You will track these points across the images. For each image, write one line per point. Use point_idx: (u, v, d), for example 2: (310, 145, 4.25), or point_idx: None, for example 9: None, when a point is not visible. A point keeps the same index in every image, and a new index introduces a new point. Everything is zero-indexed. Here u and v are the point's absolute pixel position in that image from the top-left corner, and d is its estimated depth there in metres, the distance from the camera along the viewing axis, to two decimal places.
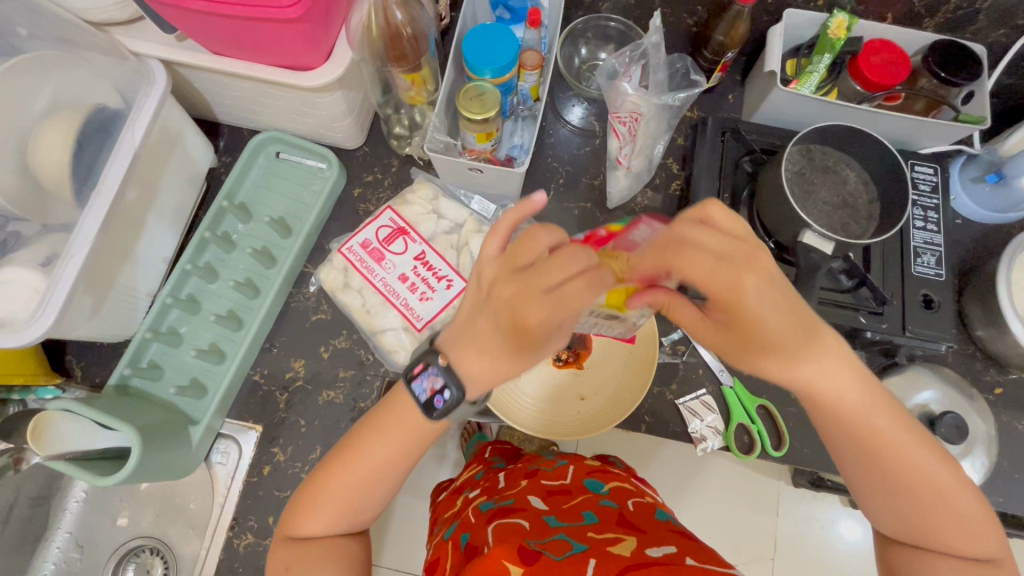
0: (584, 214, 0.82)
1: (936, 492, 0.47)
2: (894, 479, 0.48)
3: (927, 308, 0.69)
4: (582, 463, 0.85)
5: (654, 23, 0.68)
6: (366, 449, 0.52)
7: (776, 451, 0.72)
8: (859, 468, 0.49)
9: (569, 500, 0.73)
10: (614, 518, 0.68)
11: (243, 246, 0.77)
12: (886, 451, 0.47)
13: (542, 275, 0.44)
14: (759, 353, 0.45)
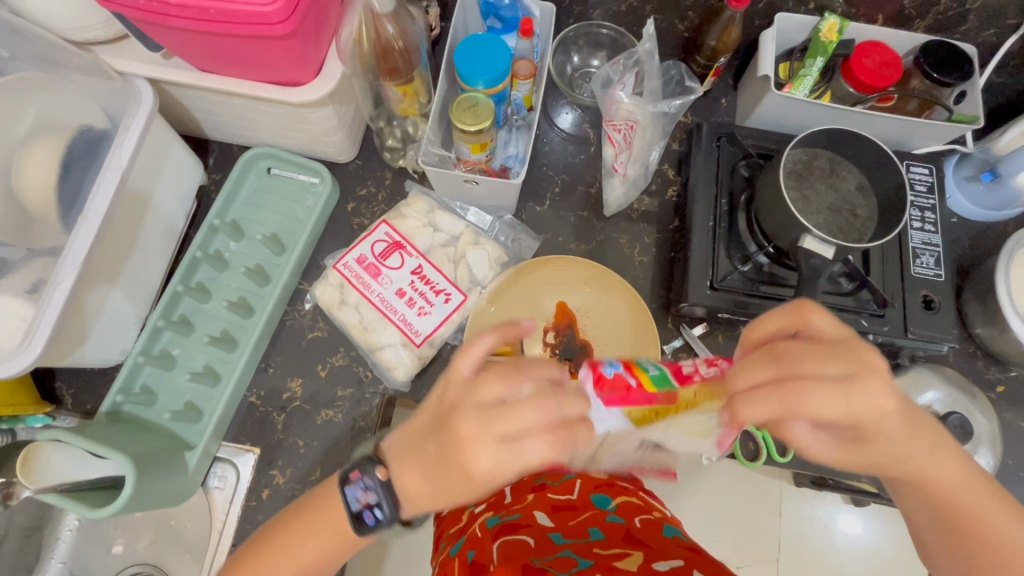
0: (581, 222, 0.81)
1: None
2: (972, 542, 0.51)
3: (928, 309, 0.69)
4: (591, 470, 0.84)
5: (648, 31, 0.69)
6: (298, 542, 0.53)
7: (782, 457, 0.71)
8: (944, 527, 0.52)
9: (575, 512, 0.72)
10: (622, 533, 0.66)
11: (236, 264, 0.76)
12: (966, 516, 0.50)
13: (506, 420, 0.43)
14: (868, 453, 0.48)
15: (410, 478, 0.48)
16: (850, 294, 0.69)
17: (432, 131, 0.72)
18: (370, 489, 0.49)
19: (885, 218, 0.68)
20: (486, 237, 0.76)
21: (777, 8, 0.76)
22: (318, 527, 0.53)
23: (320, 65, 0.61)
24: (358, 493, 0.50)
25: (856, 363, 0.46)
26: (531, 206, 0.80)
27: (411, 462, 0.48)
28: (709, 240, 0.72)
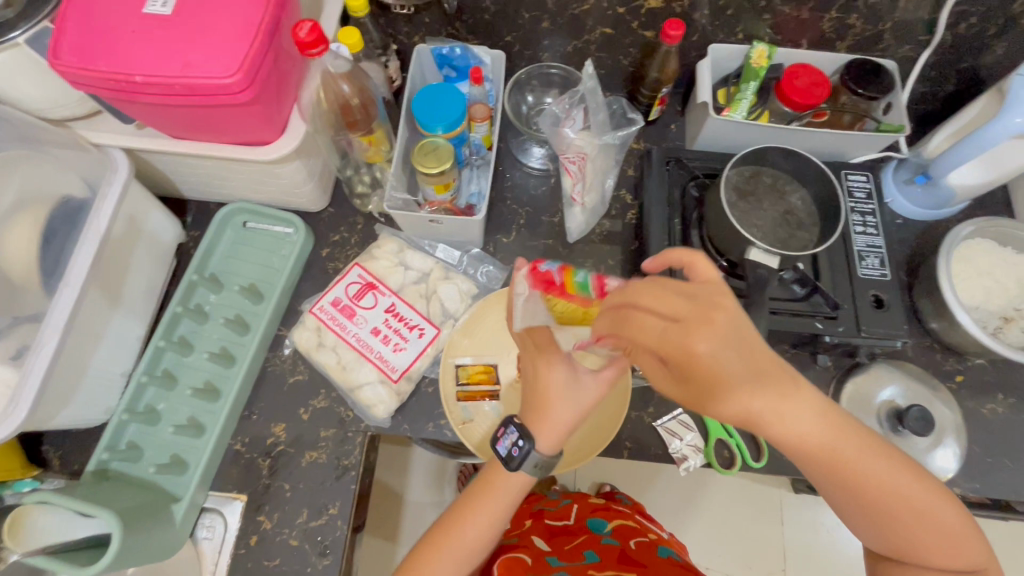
0: (547, 250, 0.84)
1: (913, 515, 0.50)
2: (876, 505, 0.50)
3: (878, 308, 0.72)
4: (586, 503, 1.10)
5: (586, 70, 0.73)
6: (464, 530, 0.63)
7: (757, 462, 0.73)
8: (851, 497, 0.51)
9: (573, 542, 0.95)
10: (615, 556, 0.89)
11: (216, 316, 0.78)
12: (862, 485, 0.49)
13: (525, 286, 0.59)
14: (721, 410, 0.43)
15: (531, 414, 0.60)
16: (804, 299, 0.72)
17: (395, 177, 0.75)
18: (523, 445, 0.60)
19: (826, 225, 0.72)
20: (456, 272, 0.79)
21: (710, 40, 0.82)
22: (503, 501, 0.64)
23: (284, 124, 0.66)
24: (509, 439, 0.61)
25: (686, 364, 0.40)
26: (498, 239, 0.84)
27: (529, 407, 0.61)
28: None
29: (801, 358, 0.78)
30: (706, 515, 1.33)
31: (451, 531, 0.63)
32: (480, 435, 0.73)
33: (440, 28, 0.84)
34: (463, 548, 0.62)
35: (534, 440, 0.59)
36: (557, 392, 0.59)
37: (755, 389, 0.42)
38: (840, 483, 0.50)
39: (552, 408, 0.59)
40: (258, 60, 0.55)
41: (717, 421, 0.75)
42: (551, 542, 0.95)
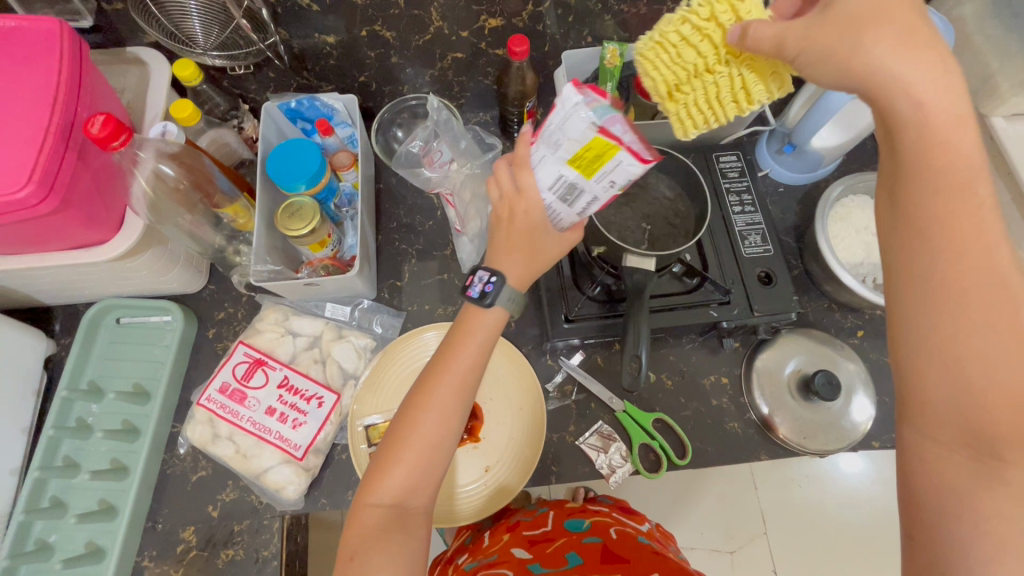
0: (444, 284, 0.82)
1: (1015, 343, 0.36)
2: (963, 337, 0.37)
3: (766, 285, 0.73)
4: (562, 505, 0.95)
5: (434, 103, 0.74)
6: (435, 389, 0.52)
7: (681, 460, 0.73)
8: (938, 315, 0.38)
9: (553, 544, 0.84)
10: (598, 555, 0.79)
11: (100, 427, 0.73)
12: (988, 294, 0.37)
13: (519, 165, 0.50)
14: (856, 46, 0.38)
15: (507, 260, 0.56)
16: (695, 290, 0.73)
17: (260, 249, 0.70)
18: (495, 281, 0.54)
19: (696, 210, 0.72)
20: (349, 329, 0.77)
21: (562, 47, 0.81)
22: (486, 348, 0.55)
23: (120, 219, 0.62)
24: (480, 281, 0.55)
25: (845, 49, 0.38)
26: (392, 283, 0.82)
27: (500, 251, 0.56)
28: (556, 274, 0.74)
29: (708, 343, 0.79)
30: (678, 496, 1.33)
31: (434, 384, 0.53)
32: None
33: (289, 79, 0.81)
34: (452, 394, 0.52)
35: (505, 276, 0.55)
36: (534, 238, 0.54)
37: (918, 79, 0.38)
38: (946, 284, 0.38)
39: (541, 261, 0.56)
40: (52, 165, 0.51)
41: (638, 426, 0.74)
42: (531, 547, 0.84)
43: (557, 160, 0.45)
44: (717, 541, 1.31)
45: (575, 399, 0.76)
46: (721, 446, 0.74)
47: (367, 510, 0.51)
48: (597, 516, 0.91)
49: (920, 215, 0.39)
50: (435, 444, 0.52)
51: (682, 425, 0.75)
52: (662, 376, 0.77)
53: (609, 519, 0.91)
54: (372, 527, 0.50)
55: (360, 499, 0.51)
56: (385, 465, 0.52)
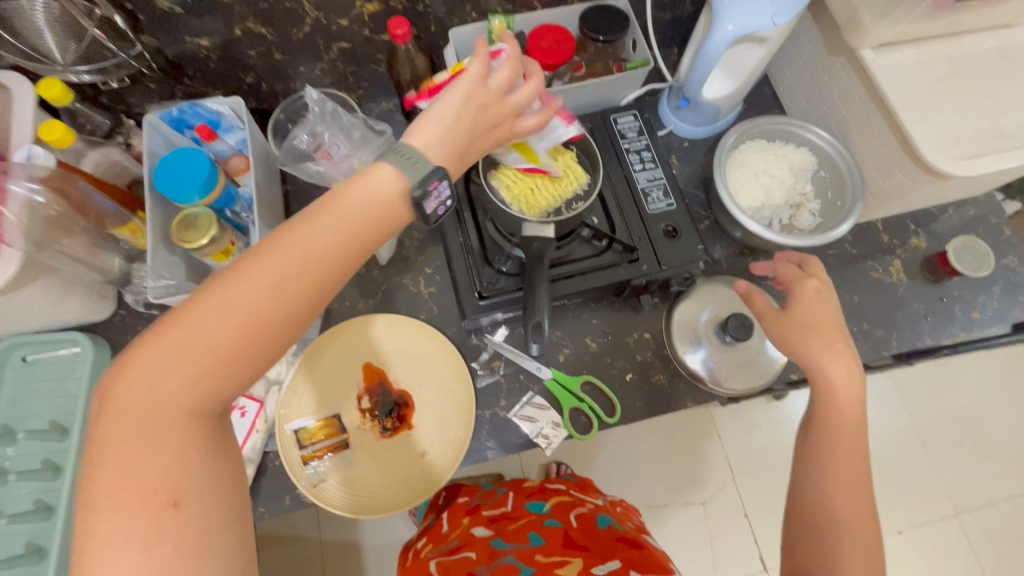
0: (363, 279, 0.82)
1: (860, 541, 0.52)
2: (834, 538, 0.52)
3: (671, 237, 0.74)
4: (521, 488, 0.96)
5: (309, 94, 0.74)
6: (275, 251, 0.38)
7: (611, 418, 0.75)
8: (817, 497, 0.54)
9: (515, 524, 0.84)
10: (559, 539, 0.77)
11: (18, 470, 0.70)
12: (864, 528, 0.52)
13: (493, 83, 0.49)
14: (806, 334, 0.60)
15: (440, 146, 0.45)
16: (602, 253, 0.74)
17: (155, 265, 0.68)
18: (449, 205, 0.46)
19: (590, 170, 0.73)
20: None
21: (449, 25, 0.80)
22: (348, 209, 0.41)
23: None
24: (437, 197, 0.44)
25: (801, 330, 0.60)
26: None
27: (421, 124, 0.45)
28: (467, 255, 0.74)
29: (628, 303, 0.80)
30: (643, 456, 1.36)
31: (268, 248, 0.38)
32: (354, 500, 0.69)
33: (172, 89, 0.78)
34: (300, 261, 0.38)
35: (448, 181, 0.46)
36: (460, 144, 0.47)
37: (827, 359, 0.57)
38: (825, 496, 0.54)
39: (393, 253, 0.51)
40: None
41: (567, 391, 0.76)
42: (496, 528, 0.83)
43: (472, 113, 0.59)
44: (688, 494, 1.34)
45: (503, 373, 0.77)
46: (650, 401, 0.76)
47: (161, 439, 0.34)
48: (559, 497, 0.90)
49: (826, 432, 0.56)
50: (259, 330, 0.37)
51: (611, 385, 0.77)
52: (586, 340, 0.79)
53: (569, 497, 0.90)
54: (161, 457, 0.34)
55: (139, 431, 0.34)
56: (158, 373, 0.35)
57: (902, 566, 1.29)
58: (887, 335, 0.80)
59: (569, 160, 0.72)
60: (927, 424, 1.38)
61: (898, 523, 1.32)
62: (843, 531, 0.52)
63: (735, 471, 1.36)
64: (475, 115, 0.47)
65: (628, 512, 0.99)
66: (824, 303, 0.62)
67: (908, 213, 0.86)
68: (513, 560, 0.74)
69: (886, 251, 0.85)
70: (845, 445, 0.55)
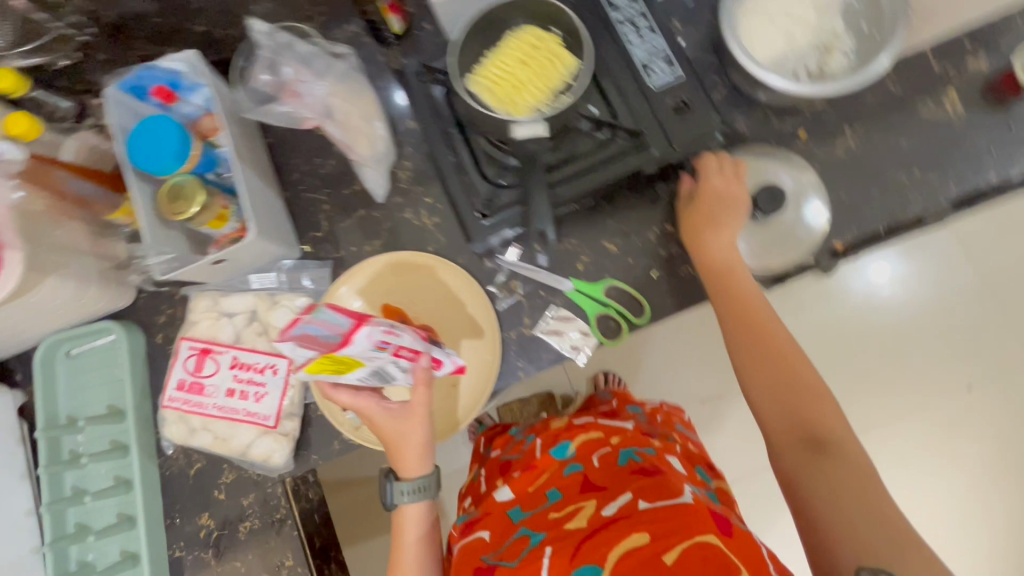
0: (365, 220, 0.79)
1: (792, 369, 0.63)
2: (783, 378, 0.63)
3: (681, 113, 0.67)
4: (548, 430, 0.83)
5: (255, 24, 0.69)
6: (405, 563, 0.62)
7: (640, 318, 0.72)
8: (750, 351, 0.65)
9: (535, 481, 0.73)
10: (576, 486, 0.69)
11: (92, 452, 0.76)
12: (792, 364, 0.64)
13: (408, 426, 0.63)
14: (701, 222, 0.68)
15: (408, 457, 0.64)
16: (607, 144, 0.67)
17: (155, 243, 0.67)
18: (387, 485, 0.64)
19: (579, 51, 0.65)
20: (282, 294, 0.74)
21: None
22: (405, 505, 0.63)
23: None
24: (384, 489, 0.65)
25: (696, 220, 0.69)
26: (312, 237, 0.79)
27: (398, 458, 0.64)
28: (462, 176, 0.69)
29: (643, 196, 0.74)
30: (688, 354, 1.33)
31: (401, 553, 0.63)
32: None
33: (125, 55, 0.74)
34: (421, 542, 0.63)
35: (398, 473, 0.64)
36: (400, 439, 0.63)
37: (715, 240, 0.68)
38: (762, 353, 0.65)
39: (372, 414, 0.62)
40: None
41: (591, 298, 0.73)
42: (513, 483, 0.75)
43: (364, 350, 0.54)
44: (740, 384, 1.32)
45: (523, 292, 0.74)
46: (679, 295, 0.72)
47: None
48: (578, 429, 0.80)
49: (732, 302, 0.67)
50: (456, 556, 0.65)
51: (635, 285, 0.73)
52: (605, 243, 0.74)
53: (595, 429, 0.79)
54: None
55: None
56: None
57: (973, 422, 1.25)
58: (943, 181, 0.71)
59: (551, 44, 0.64)
60: (996, 273, 1.27)
61: (968, 380, 1.26)
62: (791, 377, 0.63)
63: None
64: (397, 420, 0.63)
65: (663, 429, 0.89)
66: (724, 189, 0.69)
67: (963, 31, 0.73)
68: (525, 531, 0.66)
69: (939, 83, 0.73)
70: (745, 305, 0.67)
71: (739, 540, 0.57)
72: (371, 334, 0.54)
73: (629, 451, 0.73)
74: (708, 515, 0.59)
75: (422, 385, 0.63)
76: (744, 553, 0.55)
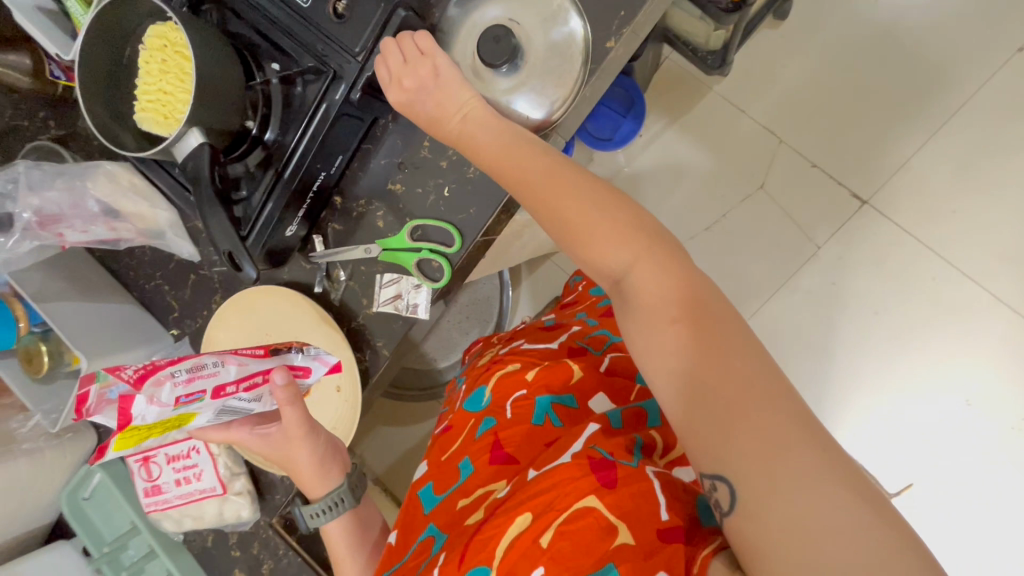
0: (200, 281, 0.79)
1: (590, 223, 0.47)
2: (585, 237, 0.47)
3: (343, 16, 0.56)
4: (476, 368, 0.70)
5: None
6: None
7: (453, 246, 0.65)
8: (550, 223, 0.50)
9: (447, 446, 0.62)
10: (484, 451, 0.56)
11: (140, 559, 0.90)
12: (594, 215, 0.47)
13: (294, 449, 0.60)
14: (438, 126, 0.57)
15: (309, 475, 0.63)
16: (306, 95, 0.59)
17: (37, 403, 0.73)
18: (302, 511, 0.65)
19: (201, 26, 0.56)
20: None
21: None
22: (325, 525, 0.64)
23: None
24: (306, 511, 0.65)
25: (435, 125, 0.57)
26: (173, 318, 0.82)
27: (299, 475, 0.63)
28: None
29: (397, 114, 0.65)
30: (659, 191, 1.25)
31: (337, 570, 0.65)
32: None
33: None
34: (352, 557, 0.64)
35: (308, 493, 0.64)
36: (291, 459, 0.62)
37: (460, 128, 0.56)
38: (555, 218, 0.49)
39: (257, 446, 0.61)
40: None
41: (401, 251, 0.67)
42: (430, 454, 0.63)
43: (167, 412, 0.47)
44: None
45: (347, 275, 0.70)
46: (483, 199, 0.64)
47: None
48: (498, 365, 0.65)
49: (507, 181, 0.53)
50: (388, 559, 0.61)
51: (437, 213, 0.65)
52: (389, 185, 0.67)
53: (514, 360, 0.64)
54: None
55: None
56: None
57: None
58: None
59: (152, 46, 0.56)
60: None
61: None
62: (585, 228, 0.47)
63: None
64: (285, 442, 0.60)
65: (614, 328, 0.70)
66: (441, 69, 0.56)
67: None
68: (430, 529, 0.55)
69: None
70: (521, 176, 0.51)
71: (632, 493, 0.44)
72: (156, 398, 0.46)
73: (548, 397, 0.58)
74: (591, 465, 0.46)
75: (288, 404, 0.56)
76: (631, 517, 0.43)
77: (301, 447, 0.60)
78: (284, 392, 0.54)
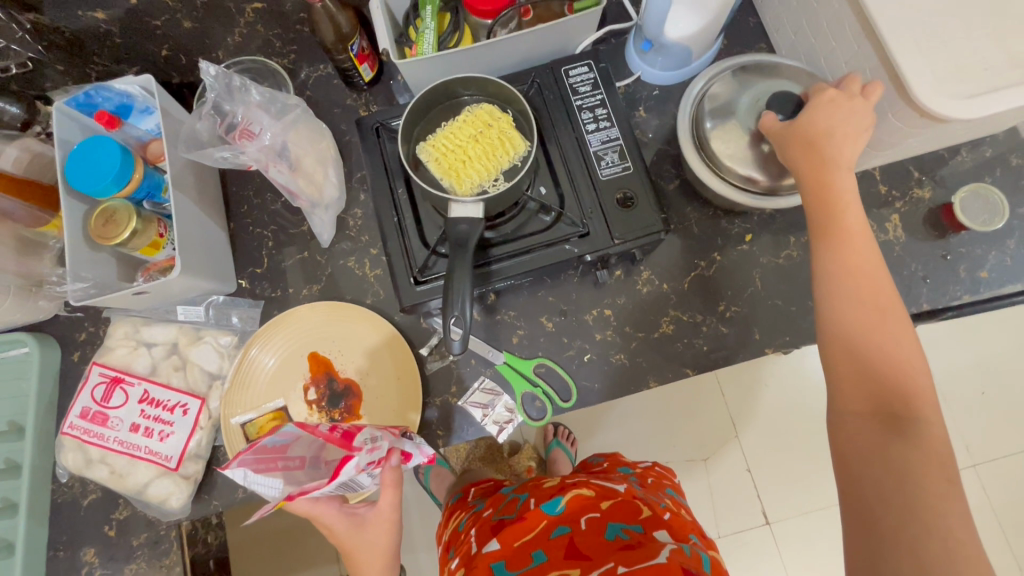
0: (306, 263, 0.78)
1: (867, 287, 0.55)
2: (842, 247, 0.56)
3: (625, 207, 0.67)
4: (541, 486, 0.73)
5: (207, 70, 0.67)
6: None
7: (566, 402, 0.71)
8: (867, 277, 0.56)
9: (520, 529, 0.65)
10: (562, 549, 0.60)
11: None
12: (865, 284, 0.55)
13: (374, 536, 0.63)
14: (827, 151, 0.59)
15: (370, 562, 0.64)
16: (551, 227, 0.68)
17: (75, 265, 0.64)
18: None
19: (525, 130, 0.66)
20: (207, 328, 0.74)
21: None
22: None
23: None
24: None
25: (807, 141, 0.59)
26: (251, 272, 0.78)
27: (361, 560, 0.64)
28: (400, 239, 0.68)
29: (587, 278, 0.74)
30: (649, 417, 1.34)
31: None
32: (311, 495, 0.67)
33: (84, 69, 0.72)
34: None
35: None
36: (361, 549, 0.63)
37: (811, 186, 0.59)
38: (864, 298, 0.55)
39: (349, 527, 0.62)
40: None
41: (520, 375, 0.72)
42: (499, 534, 0.65)
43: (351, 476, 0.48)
44: (689, 452, 1.33)
45: (454, 357, 0.73)
46: (609, 382, 0.72)
47: None
48: (572, 486, 0.70)
49: (833, 231, 0.57)
50: None
51: (567, 367, 0.72)
52: (542, 320, 0.74)
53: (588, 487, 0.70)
54: None
55: None
56: None
57: None
58: None
59: (503, 127, 0.64)
60: (948, 376, 1.30)
61: None
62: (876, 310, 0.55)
63: (740, 428, 1.33)
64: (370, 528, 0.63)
65: (658, 495, 0.72)
66: (834, 110, 0.58)
67: (911, 158, 0.76)
68: None
69: (884, 205, 0.75)
70: (838, 230, 0.57)
71: None
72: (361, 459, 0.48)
73: (619, 523, 0.63)
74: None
75: (390, 486, 0.60)
76: None
77: (382, 534, 0.63)
78: (393, 473, 0.59)
